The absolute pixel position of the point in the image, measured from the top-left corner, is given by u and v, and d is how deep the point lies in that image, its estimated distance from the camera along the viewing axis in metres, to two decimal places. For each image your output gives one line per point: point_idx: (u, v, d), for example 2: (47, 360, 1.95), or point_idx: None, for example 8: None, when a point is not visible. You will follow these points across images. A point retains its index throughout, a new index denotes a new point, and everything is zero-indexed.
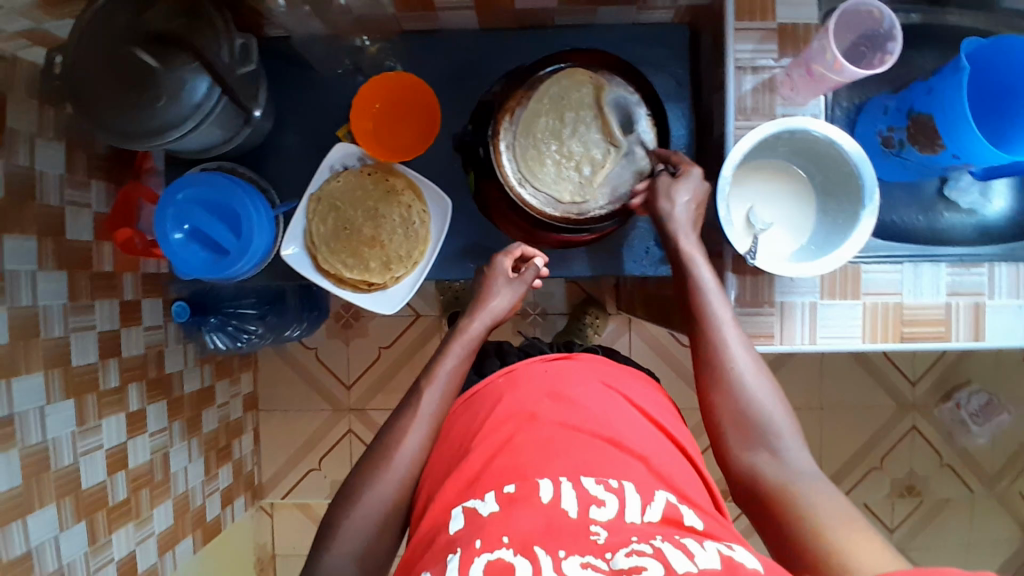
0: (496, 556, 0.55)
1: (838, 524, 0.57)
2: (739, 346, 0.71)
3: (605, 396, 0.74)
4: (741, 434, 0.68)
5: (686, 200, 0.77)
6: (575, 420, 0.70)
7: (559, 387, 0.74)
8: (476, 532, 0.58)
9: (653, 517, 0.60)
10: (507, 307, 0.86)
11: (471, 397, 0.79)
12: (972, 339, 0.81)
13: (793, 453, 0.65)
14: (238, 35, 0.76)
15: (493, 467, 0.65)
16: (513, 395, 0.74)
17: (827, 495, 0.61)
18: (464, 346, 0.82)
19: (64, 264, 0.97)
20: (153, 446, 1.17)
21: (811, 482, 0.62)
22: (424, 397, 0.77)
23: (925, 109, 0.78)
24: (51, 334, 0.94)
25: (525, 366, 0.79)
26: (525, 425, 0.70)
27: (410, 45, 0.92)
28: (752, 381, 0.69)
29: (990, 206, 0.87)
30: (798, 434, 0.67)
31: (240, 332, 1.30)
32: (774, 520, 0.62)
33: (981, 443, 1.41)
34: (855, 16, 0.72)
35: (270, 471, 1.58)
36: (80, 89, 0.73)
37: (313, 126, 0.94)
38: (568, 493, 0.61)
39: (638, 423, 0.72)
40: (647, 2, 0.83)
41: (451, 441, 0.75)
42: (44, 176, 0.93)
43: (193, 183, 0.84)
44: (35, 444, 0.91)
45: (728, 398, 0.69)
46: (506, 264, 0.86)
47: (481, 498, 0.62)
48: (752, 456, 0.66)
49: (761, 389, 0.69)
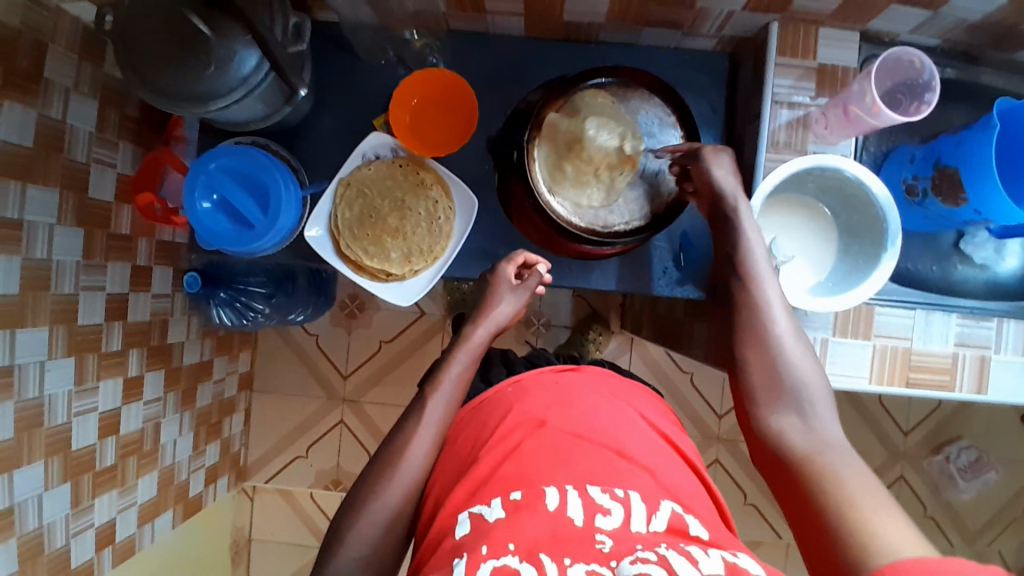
0: (502, 562, 0.55)
1: (857, 486, 0.57)
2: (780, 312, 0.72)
3: (615, 408, 0.75)
4: (771, 396, 0.69)
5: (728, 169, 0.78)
6: (584, 429, 0.70)
7: (568, 398, 0.75)
8: (481, 538, 0.59)
9: (659, 527, 0.60)
10: (510, 313, 0.87)
11: (481, 404, 0.79)
12: (974, 392, 0.83)
13: (822, 418, 0.66)
14: (293, 15, 0.78)
15: (500, 472, 0.65)
16: (521, 404, 0.74)
17: (848, 460, 0.61)
18: (469, 352, 0.83)
19: (82, 221, 0.97)
20: (146, 414, 1.16)
21: (836, 448, 0.63)
22: (429, 405, 0.77)
23: (953, 162, 0.80)
24: (61, 290, 0.94)
25: (533, 376, 0.80)
26: (534, 433, 0.70)
27: (454, 45, 0.94)
28: (791, 347, 0.71)
29: (1003, 263, 0.88)
30: (830, 402, 0.68)
31: (247, 309, 1.30)
32: (794, 476, 0.62)
33: (966, 498, 1.42)
34: (894, 64, 0.74)
35: (256, 453, 1.57)
36: (134, 47, 0.74)
37: (349, 113, 0.95)
38: (574, 501, 0.61)
39: (646, 435, 0.73)
40: (693, 28, 0.85)
41: (459, 446, 0.75)
42: (75, 131, 0.94)
43: (228, 154, 0.84)
44: (31, 398, 0.90)
45: (764, 359, 0.71)
46: (509, 272, 0.88)
47: (487, 505, 0.63)
48: (779, 415, 0.68)
49: (799, 356, 0.70)
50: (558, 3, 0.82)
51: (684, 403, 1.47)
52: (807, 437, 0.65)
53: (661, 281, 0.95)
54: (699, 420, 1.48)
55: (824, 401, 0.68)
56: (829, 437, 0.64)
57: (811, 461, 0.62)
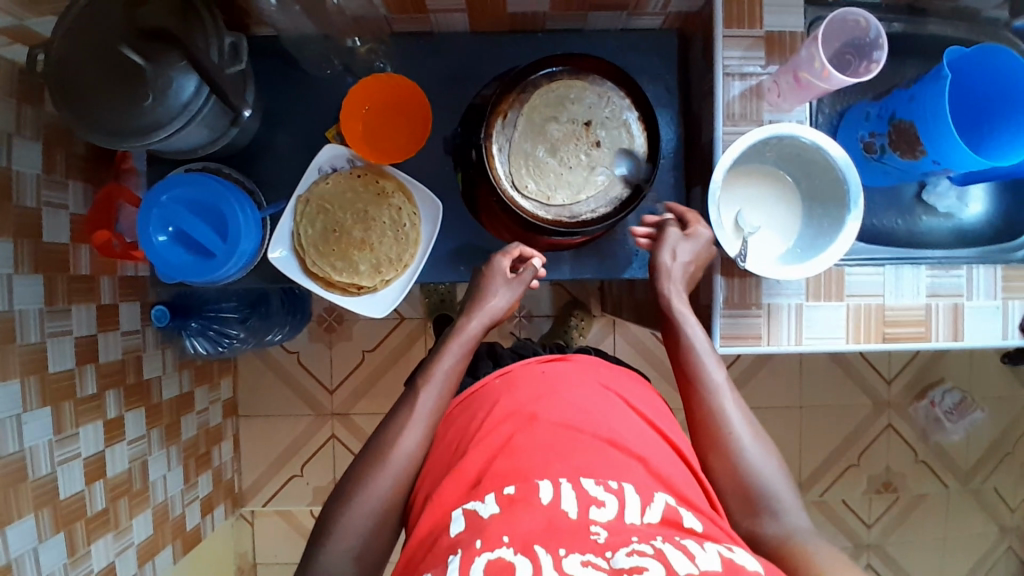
0: (496, 556, 0.55)
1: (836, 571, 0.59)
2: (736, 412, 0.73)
3: (600, 396, 0.75)
4: (743, 501, 0.69)
5: (686, 259, 0.79)
6: (575, 420, 0.70)
7: (558, 389, 0.74)
8: (477, 532, 0.59)
9: (653, 518, 0.61)
10: (504, 307, 0.85)
11: (470, 397, 0.79)
12: (951, 338, 0.84)
13: (791, 513, 0.68)
14: (227, 34, 0.76)
15: (493, 468, 0.66)
16: (510, 396, 0.74)
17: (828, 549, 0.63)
18: (463, 344, 0.81)
19: (41, 266, 0.94)
20: (132, 454, 1.14)
21: (812, 539, 0.65)
22: (419, 397, 0.76)
23: (907, 117, 0.80)
24: (28, 340, 0.91)
25: (521, 366, 0.79)
26: (525, 426, 0.70)
27: (401, 47, 0.92)
28: (750, 446, 0.71)
29: (967, 210, 0.90)
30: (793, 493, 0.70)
31: (222, 337, 1.27)
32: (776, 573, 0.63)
33: (955, 439, 1.45)
34: (841, 25, 0.74)
35: (250, 478, 1.55)
36: (67, 84, 0.72)
37: (302, 127, 0.93)
38: (568, 494, 0.61)
39: (634, 423, 0.73)
40: (638, 7, 0.84)
41: (449, 441, 0.75)
42: (21, 175, 0.91)
43: (180, 183, 0.82)
44: (12, 453, 0.87)
45: (727, 466, 0.70)
46: (504, 265, 0.85)
47: (482, 500, 0.63)
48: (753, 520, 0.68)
49: (759, 454, 0.71)
50: None
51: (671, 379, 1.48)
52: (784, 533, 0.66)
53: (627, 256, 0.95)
54: None
55: (791, 498, 0.69)
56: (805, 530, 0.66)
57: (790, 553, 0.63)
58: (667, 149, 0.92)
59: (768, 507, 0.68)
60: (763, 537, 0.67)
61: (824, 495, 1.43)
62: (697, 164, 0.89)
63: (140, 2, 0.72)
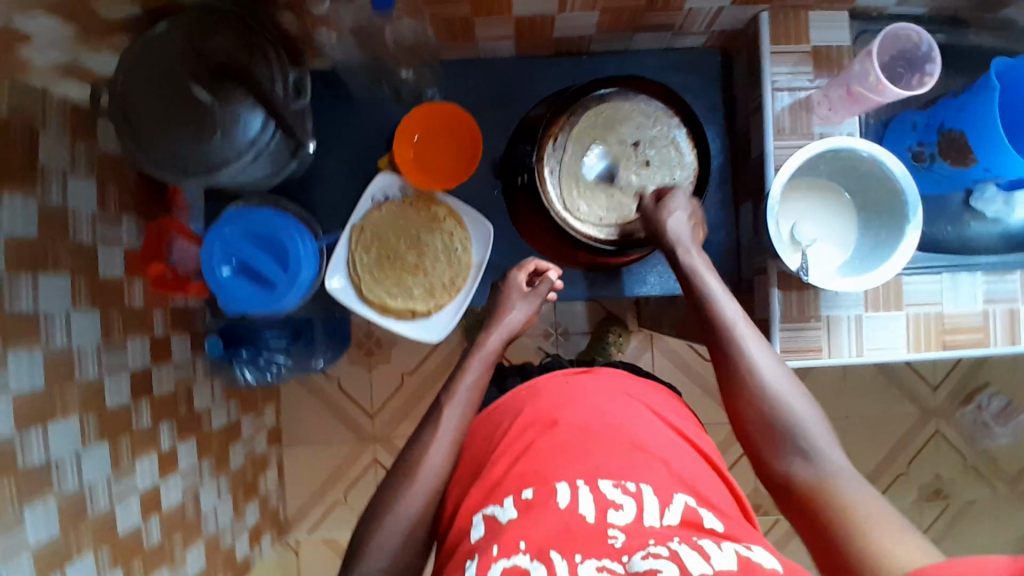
0: (512, 563, 0.58)
1: (865, 519, 0.60)
2: (764, 355, 0.75)
3: (627, 403, 0.77)
4: (774, 444, 0.71)
5: (681, 214, 0.82)
6: (593, 424, 0.73)
7: (579, 397, 0.77)
8: (495, 539, 0.62)
9: (672, 520, 0.62)
10: (522, 320, 0.89)
11: (493, 409, 0.82)
12: (1009, 344, 0.84)
13: (825, 456, 0.68)
14: (291, 71, 0.78)
15: (514, 470, 0.69)
16: (534, 405, 0.77)
17: (860, 493, 0.63)
18: (483, 360, 0.85)
19: (97, 302, 0.96)
20: (184, 485, 1.14)
21: (846, 482, 0.65)
22: (445, 412, 0.79)
23: (956, 126, 0.80)
24: (86, 375, 0.93)
25: (547, 378, 0.83)
26: (546, 432, 0.72)
27: (448, 76, 0.94)
28: (780, 386, 0.73)
29: (1014, 214, 0.87)
30: (830, 437, 0.70)
31: (269, 364, 1.31)
32: (807, 512, 0.65)
33: (1003, 444, 1.43)
34: (892, 40, 0.75)
35: (294, 504, 1.56)
36: (135, 122, 0.74)
37: (353, 157, 0.95)
38: (585, 498, 0.63)
39: (658, 427, 0.75)
40: (684, 27, 0.86)
41: (476, 450, 0.78)
42: (77, 213, 0.93)
43: (241, 217, 0.84)
44: (72, 489, 0.89)
45: (757, 411, 0.72)
46: (521, 280, 0.90)
47: (501, 505, 0.66)
48: (785, 462, 0.69)
49: (790, 393, 0.72)
50: (549, 21, 0.83)
51: (713, 392, 1.47)
52: (816, 473, 0.67)
53: (649, 278, 0.96)
54: None
55: (825, 437, 0.70)
56: (840, 469, 0.66)
57: (819, 496, 0.65)
58: (714, 164, 0.93)
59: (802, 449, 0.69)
60: (795, 478, 0.68)
61: None
62: (746, 179, 0.90)
63: (206, 39, 0.74)
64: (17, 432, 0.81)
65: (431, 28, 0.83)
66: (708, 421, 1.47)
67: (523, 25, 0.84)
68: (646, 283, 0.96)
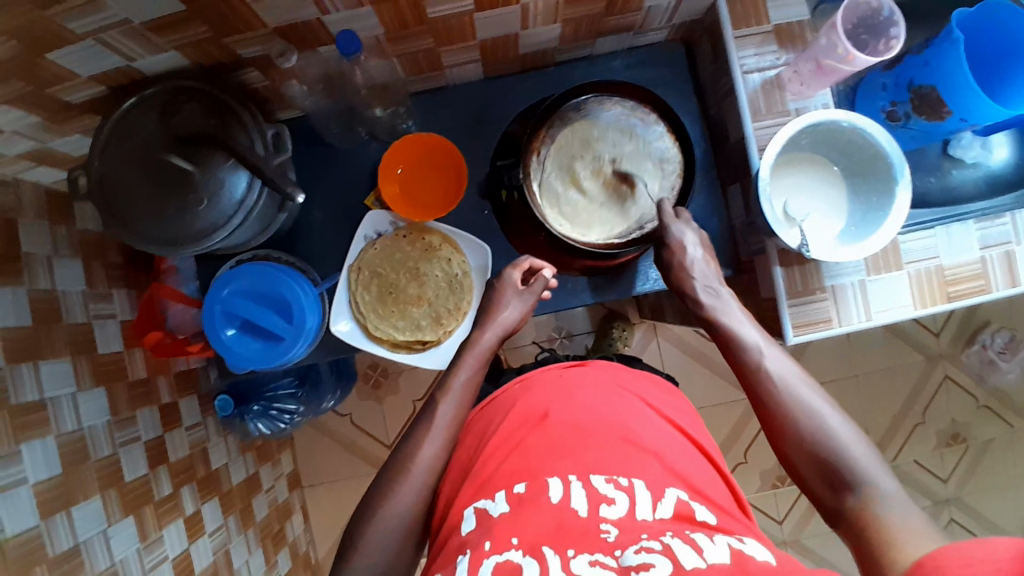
0: (505, 558, 0.59)
1: (913, 548, 0.57)
2: (803, 390, 0.75)
3: (618, 396, 0.79)
4: (822, 477, 0.69)
5: (696, 248, 0.86)
6: (585, 420, 0.75)
7: (568, 393, 0.79)
8: (486, 534, 0.63)
9: (665, 514, 0.64)
10: (517, 317, 0.87)
11: (488, 404, 0.84)
12: (1011, 286, 0.85)
13: (876, 483, 0.66)
14: (268, 127, 0.78)
15: (505, 468, 0.71)
16: (525, 402, 0.80)
17: (917, 522, 0.60)
18: (477, 357, 0.85)
19: (101, 379, 0.95)
20: (214, 546, 1.12)
21: (902, 511, 0.62)
22: (439, 410, 0.80)
23: (926, 81, 0.82)
24: (101, 454, 0.92)
25: (540, 373, 0.84)
26: (537, 428, 0.75)
27: (420, 105, 0.94)
28: (818, 412, 0.72)
29: (993, 156, 0.90)
30: (880, 463, 0.68)
31: (282, 414, 1.29)
32: (862, 545, 0.63)
33: (1013, 378, 1.45)
34: (853, 9, 0.76)
35: (325, 547, 1.54)
36: (117, 203, 0.74)
37: (337, 199, 0.95)
38: (578, 493, 0.65)
39: (654, 423, 0.77)
40: (644, 25, 0.87)
41: (468, 444, 0.80)
42: (67, 295, 0.92)
43: (238, 276, 0.83)
44: (104, 570, 0.87)
45: (795, 441, 0.72)
46: (515, 277, 0.89)
47: (492, 499, 0.68)
48: (834, 493, 0.68)
49: (833, 420, 0.71)
50: (512, 39, 0.83)
51: (722, 372, 1.48)
52: (865, 503, 0.65)
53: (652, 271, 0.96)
54: None
55: (874, 462, 0.67)
56: (891, 496, 0.64)
57: (870, 525, 0.63)
58: (695, 153, 0.94)
59: (848, 479, 0.67)
60: (846, 508, 0.66)
61: (896, 458, 1.44)
62: (729, 163, 0.91)
63: (176, 110, 0.74)
64: (41, 521, 0.80)
65: (398, 65, 0.83)
66: (723, 400, 1.48)
67: (488, 47, 0.84)
68: (648, 277, 0.96)
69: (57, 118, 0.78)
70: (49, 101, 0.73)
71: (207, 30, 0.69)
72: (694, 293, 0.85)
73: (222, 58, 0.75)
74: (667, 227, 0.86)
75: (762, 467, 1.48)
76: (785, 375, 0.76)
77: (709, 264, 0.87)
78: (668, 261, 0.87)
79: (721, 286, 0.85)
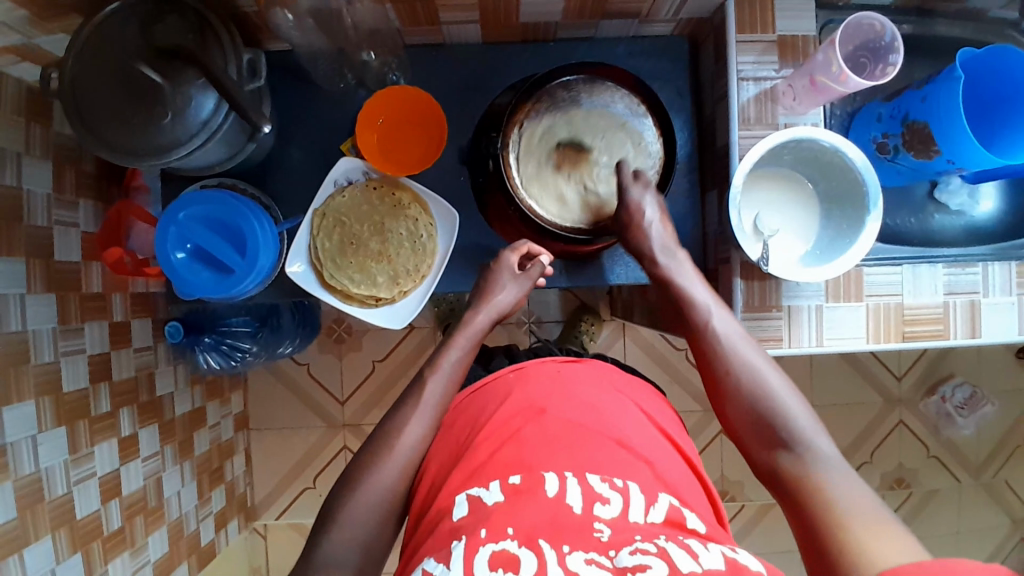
0: (501, 547, 0.59)
1: (851, 509, 0.61)
2: (754, 356, 0.76)
3: (617, 401, 0.78)
4: (760, 435, 0.72)
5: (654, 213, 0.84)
6: (584, 419, 0.74)
7: (566, 388, 0.78)
8: (481, 521, 0.63)
9: (657, 518, 0.64)
10: (511, 302, 0.88)
11: (481, 389, 0.82)
12: (968, 336, 0.84)
13: (810, 442, 0.69)
14: (246, 51, 0.76)
15: (497, 459, 0.69)
16: (522, 391, 0.78)
17: (848, 482, 0.64)
18: (469, 338, 0.86)
19: (53, 286, 0.93)
20: (146, 471, 1.12)
21: (832, 470, 0.66)
22: (428, 385, 0.81)
23: (921, 117, 0.81)
24: (42, 360, 0.90)
25: (536, 365, 0.83)
26: (534, 420, 0.73)
27: (414, 60, 0.92)
28: (759, 372, 0.75)
29: (978, 207, 0.89)
30: (816, 422, 0.72)
31: (234, 351, 1.30)
32: (795, 501, 0.66)
33: (966, 434, 1.46)
34: (856, 29, 0.75)
35: (263, 491, 1.54)
36: (83, 106, 0.72)
37: (317, 141, 0.93)
38: (573, 490, 0.65)
39: (645, 427, 0.77)
40: (651, 14, 0.85)
41: (458, 429, 0.79)
42: (32, 196, 0.90)
43: (197, 201, 0.82)
44: (28, 475, 0.87)
45: (740, 403, 0.74)
46: (512, 260, 0.88)
47: (486, 488, 0.66)
48: (772, 452, 0.71)
49: (772, 384, 0.74)
50: (513, 5, 0.81)
51: (683, 382, 1.47)
52: (802, 462, 0.68)
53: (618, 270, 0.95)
54: (699, 396, 1.48)
55: (809, 422, 0.71)
56: (822, 454, 0.68)
57: (804, 482, 0.66)
58: (681, 154, 0.93)
59: (786, 437, 0.70)
60: (781, 466, 0.69)
61: None
62: (712, 169, 0.90)
63: (157, 21, 0.73)
64: None
65: (393, 12, 0.81)
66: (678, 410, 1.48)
67: (488, 10, 0.82)
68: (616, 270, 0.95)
69: (40, 12, 0.75)
70: None
71: None
72: (651, 251, 0.83)
73: None
74: (626, 187, 0.84)
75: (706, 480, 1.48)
76: (731, 334, 0.77)
77: (667, 230, 0.85)
78: (625, 220, 0.84)
79: (678, 251, 0.84)
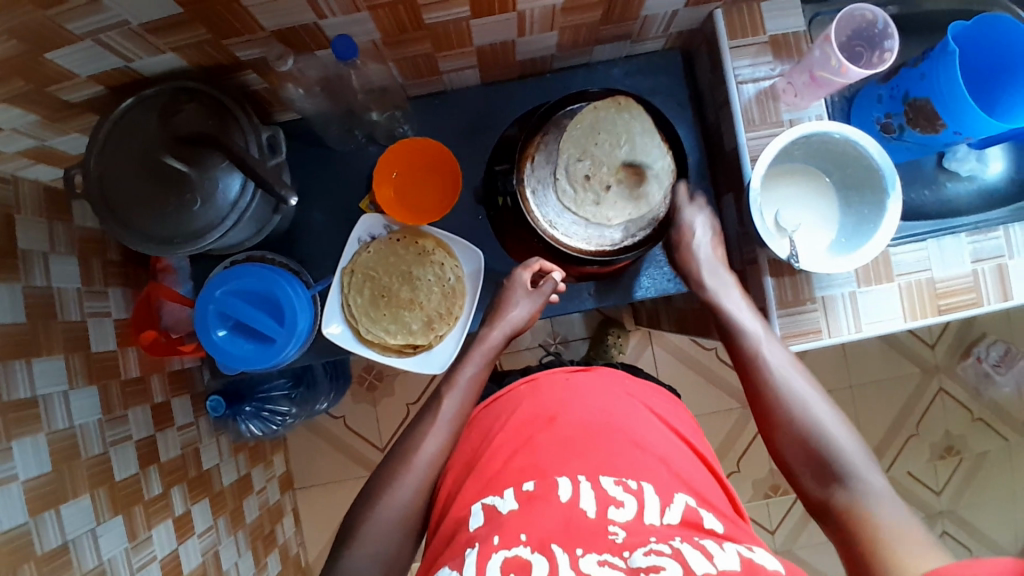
0: (513, 553, 0.59)
1: (909, 551, 0.62)
2: (803, 386, 0.77)
3: (627, 402, 0.79)
4: (812, 468, 0.73)
5: (705, 234, 0.89)
6: (595, 422, 0.75)
7: (580, 396, 0.79)
8: (495, 529, 0.63)
9: (673, 519, 0.64)
10: (524, 318, 0.89)
11: (494, 401, 0.83)
12: (1002, 300, 0.85)
13: (862, 475, 0.70)
14: (264, 128, 0.79)
15: (512, 466, 0.70)
16: (534, 401, 0.79)
17: (899, 515, 0.66)
18: (484, 355, 0.87)
19: (94, 377, 0.95)
20: (203, 546, 1.11)
21: (883, 502, 0.68)
22: (443, 403, 0.82)
23: (922, 94, 0.82)
24: (92, 452, 0.91)
25: (547, 374, 0.83)
26: (546, 428, 0.74)
27: (418, 111, 0.95)
28: (814, 409, 0.75)
29: (988, 170, 0.90)
30: (866, 453, 0.73)
31: (273, 416, 1.31)
32: (846, 532, 0.68)
33: (1007, 392, 1.45)
34: (848, 21, 0.77)
35: (316, 549, 1.54)
36: (111, 201, 0.74)
37: (335, 202, 0.96)
38: (587, 494, 0.66)
39: (658, 427, 0.77)
40: (641, 33, 0.87)
41: (473, 437, 0.81)
42: (63, 292, 0.91)
43: (229, 276, 0.83)
44: (92, 568, 0.87)
45: (790, 435, 0.75)
46: (525, 277, 0.89)
47: (500, 496, 0.67)
48: (823, 484, 0.72)
49: (823, 413, 0.75)
50: (510, 45, 0.84)
51: (718, 381, 1.47)
52: (854, 495, 0.69)
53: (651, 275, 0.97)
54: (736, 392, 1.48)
55: (861, 456, 0.72)
56: (876, 493, 0.69)
57: (856, 517, 0.68)
58: (690, 161, 0.95)
59: (839, 472, 0.71)
60: (834, 499, 0.71)
61: (889, 470, 1.43)
62: (724, 173, 0.91)
63: (172, 109, 0.75)
64: (31, 518, 0.80)
65: (394, 69, 0.84)
66: (717, 409, 1.48)
67: (485, 52, 0.84)
68: (642, 285, 0.96)
69: (55, 116, 0.77)
70: (48, 101, 0.73)
71: (206, 33, 0.69)
72: (699, 275, 0.87)
73: (222, 60, 0.75)
74: (679, 208, 0.89)
75: (757, 475, 1.48)
76: (784, 367, 0.78)
77: (715, 250, 0.90)
78: (677, 240, 0.90)
79: (725, 272, 0.87)
